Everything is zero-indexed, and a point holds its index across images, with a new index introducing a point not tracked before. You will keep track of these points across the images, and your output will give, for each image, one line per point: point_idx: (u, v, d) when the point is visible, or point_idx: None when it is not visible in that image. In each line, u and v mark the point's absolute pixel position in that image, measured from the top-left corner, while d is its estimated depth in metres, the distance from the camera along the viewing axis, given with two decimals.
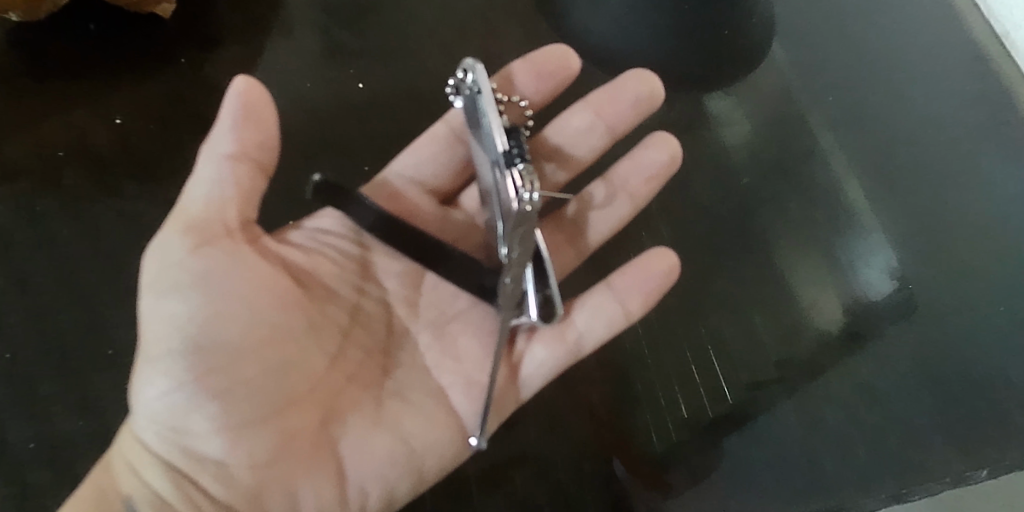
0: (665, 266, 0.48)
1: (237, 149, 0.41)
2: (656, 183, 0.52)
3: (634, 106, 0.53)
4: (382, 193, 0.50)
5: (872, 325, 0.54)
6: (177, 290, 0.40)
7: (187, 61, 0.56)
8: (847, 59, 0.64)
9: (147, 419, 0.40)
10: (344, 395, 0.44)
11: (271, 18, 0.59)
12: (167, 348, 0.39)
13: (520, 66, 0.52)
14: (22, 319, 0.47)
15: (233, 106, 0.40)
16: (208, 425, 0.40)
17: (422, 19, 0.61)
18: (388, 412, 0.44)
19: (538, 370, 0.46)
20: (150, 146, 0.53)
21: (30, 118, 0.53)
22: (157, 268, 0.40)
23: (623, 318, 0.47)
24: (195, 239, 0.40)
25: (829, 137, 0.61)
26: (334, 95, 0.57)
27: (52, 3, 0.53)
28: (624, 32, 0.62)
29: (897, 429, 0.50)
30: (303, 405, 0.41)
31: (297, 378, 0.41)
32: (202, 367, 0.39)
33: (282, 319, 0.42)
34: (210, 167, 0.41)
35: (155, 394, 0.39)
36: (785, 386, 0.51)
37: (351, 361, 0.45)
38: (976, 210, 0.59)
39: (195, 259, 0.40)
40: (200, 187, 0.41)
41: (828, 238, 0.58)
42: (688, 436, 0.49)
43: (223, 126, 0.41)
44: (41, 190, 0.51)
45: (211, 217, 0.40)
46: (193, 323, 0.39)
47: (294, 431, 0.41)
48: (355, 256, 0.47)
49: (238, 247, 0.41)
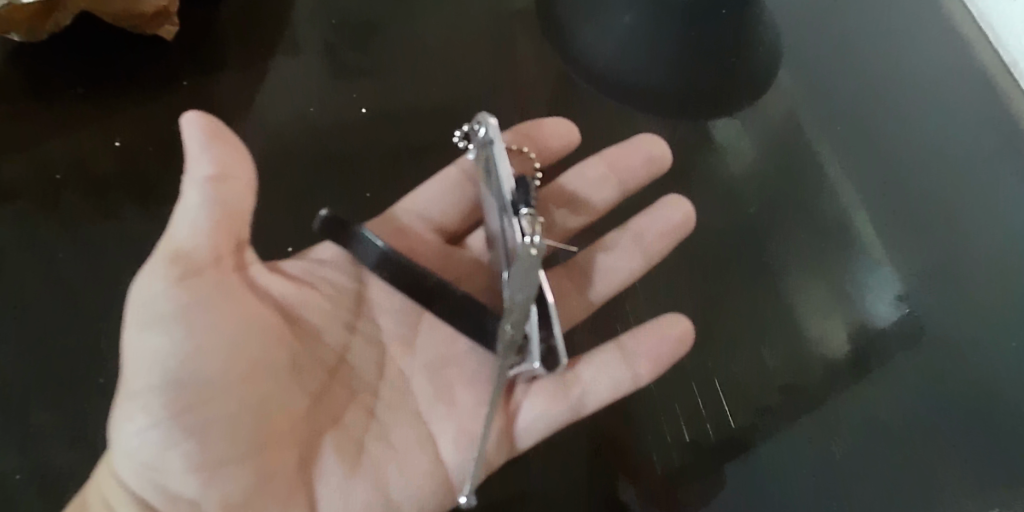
0: (679, 334, 0.48)
1: (218, 171, 0.40)
2: (670, 243, 0.52)
3: (645, 167, 0.55)
4: (391, 233, 0.51)
5: (881, 356, 0.53)
6: (160, 323, 0.39)
7: (189, 85, 0.56)
8: (859, 87, 0.64)
9: (126, 458, 0.39)
10: (326, 434, 0.43)
11: (277, 40, 0.59)
12: (148, 383, 0.38)
13: (534, 126, 0.54)
14: (17, 342, 0.46)
15: (197, 133, 0.40)
16: (184, 465, 0.38)
17: (430, 41, 0.61)
18: (375, 454, 0.44)
19: (536, 423, 0.46)
20: (151, 168, 0.52)
21: (29, 138, 0.52)
22: (143, 301, 0.39)
23: (630, 381, 0.47)
24: (181, 269, 0.39)
25: (837, 169, 0.60)
26: (338, 119, 0.56)
27: (53, 23, 0.53)
28: (631, 58, 0.62)
29: (914, 464, 0.49)
30: (285, 446, 0.41)
31: (276, 417, 0.41)
32: (181, 404, 0.38)
33: (268, 355, 0.41)
34: (194, 192, 0.40)
35: (133, 432, 0.38)
36: (792, 416, 0.50)
37: (335, 400, 0.44)
38: (988, 244, 0.59)
39: (181, 291, 0.39)
40: (184, 214, 0.40)
41: (837, 265, 0.56)
42: (691, 461, 0.48)
43: (196, 152, 0.40)
44: (39, 211, 0.50)
45: (195, 248, 0.40)
46: (175, 358, 0.38)
47: (273, 470, 0.40)
48: (351, 290, 0.48)
49: (224, 277, 0.41)
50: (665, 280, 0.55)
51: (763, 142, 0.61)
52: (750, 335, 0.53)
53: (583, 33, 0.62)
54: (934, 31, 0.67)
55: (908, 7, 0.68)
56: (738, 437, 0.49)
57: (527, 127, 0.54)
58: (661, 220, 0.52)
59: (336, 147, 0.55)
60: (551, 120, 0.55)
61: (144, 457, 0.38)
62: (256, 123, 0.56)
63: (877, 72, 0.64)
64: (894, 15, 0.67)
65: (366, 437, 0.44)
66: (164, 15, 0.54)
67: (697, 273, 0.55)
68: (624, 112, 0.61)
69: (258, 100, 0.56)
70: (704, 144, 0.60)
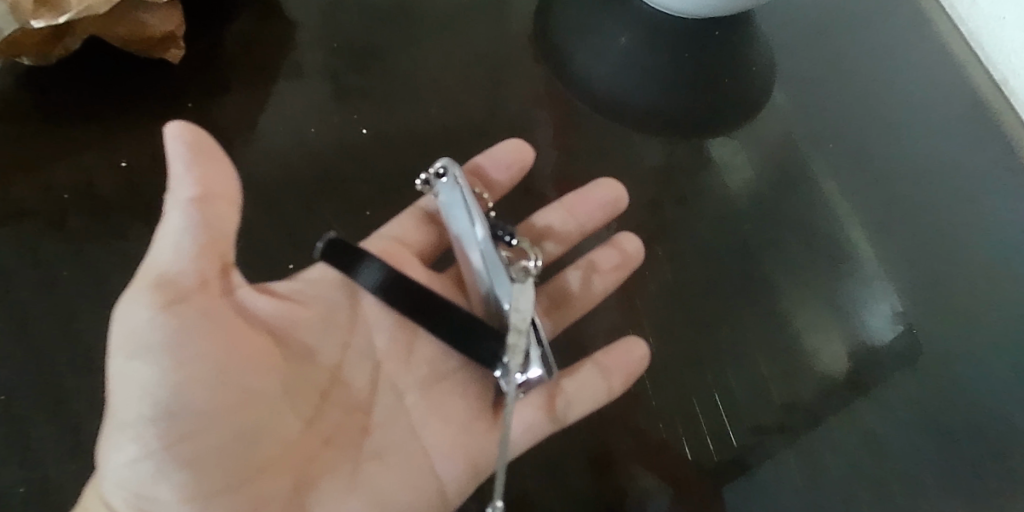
0: (639, 355, 0.50)
1: (201, 192, 0.41)
2: (623, 272, 0.54)
3: (601, 210, 0.56)
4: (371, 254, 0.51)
5: (880, 373, 0.53)
6: (147, 351, 0.39)
7: (192, 106, 0.57)
8: (853, 103, 0.64)
9: (114, 488, 0.39)
10: (320, 458, 0.44)
11: (280, 63, 0.61)
12: (137, 415, 0.39)
13: (487, 160, 0.54)
14: (18, 359, 0.47)
15: (178, 150, 0.41)
16: (175, 496, 0.39)
17: (427, 62, 0.62)
18: (365, 472, 0.44)
19: (521, 435, 0.48)
20: (154, 188, 0.54)
21: (38, 158, 0.54)
22: (128, 329, 0.40)
23: (605, 393, 0.49)
24: (167, 296, 0.40)
25: (832, 187, 0.61)
26: (338, 138, 0.58)
27: (63, 48, 0.55)
28: (625, 81, 0.63)
29: (906, 482, 0.49)
30: (278, 472, 0.42)
31: (267, 444, 0.41)
32: (173, 435, 0.39)
33: (255, 382, 0.42)
34: (178, 214, 0.41)
35: (123, 462, 0.39)
36: (789, 433, 0.50)
37: (329, 421, 0.45)
38: (982, 260, 0.59)
39: (166, 317, 0.40)
40: (169, 236, 0.41)
41: (832, 285, 0.57)
42: (696, 479, 0.48)
43: (179, 172, 0.41)
44: (45, 229, 0.51)
45: (177, 274, 0.40)
46: (164, 388, 0.39)
47: (264, 496, 0.41)
48: (344, 307, 0.48)
49: (210, 300, 0.41)
50: (659, 295, 0.55)
51: (762, 161, 0.61)
52: (743, 352, 0.53)
53: (576, 59, 0.64)
54: (926, 51, 0.68)
55: (899, 27, 0.69)
56: (738, 454, 0.49)
57: (478, 167, 0.54)
58: (615, 258, 0.54)
59: (335, 168, 0.56)
60: (499, 157, 0.55)
61: (135, 487, 0.39)
62: (257, 143, 0.57)
63: (867, 90, 0.65)
64: (885, 34, 0.69)
65: (363, 454, 0.45)
66: (171, 39, 0.56)
67: (692, 286, 0.55)
68: (619, 131, 0.61)
69: (261, 122, 0.58)
70: (701, 162, 0.61)
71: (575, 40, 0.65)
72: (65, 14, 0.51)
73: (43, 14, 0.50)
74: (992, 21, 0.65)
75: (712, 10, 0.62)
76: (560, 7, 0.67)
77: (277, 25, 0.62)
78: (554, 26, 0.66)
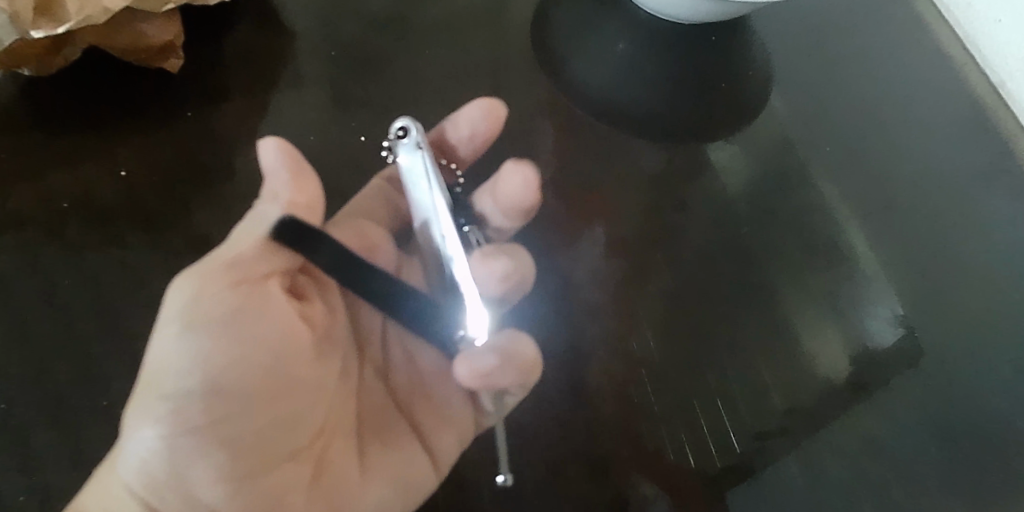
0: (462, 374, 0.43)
1: (298, 198, 0.43)
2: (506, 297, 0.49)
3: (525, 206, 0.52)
4: (343, 229, 0.51)
5: (881, 377, 0.53)
6: (203, 326, 0.41)
7: (192, 114, 0.57)
8: (849, 107, 0.65)
9: (139, 457, 0.41)
10: (332, 449, 0.46)
11: (278, 70, 0.61)
12: (187, 389, 0.41)
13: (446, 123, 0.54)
14: (17, 367, 0.47)
15: (284, 155, 0.43)
16: (210, 475, 0.41)
17: (426, 68, 0.63)
18: (374, 461, 0.47)
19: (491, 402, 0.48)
20: (154, 196, 0.54)
21: (37, 167, 0.54)
22: (190, 305, 0.41)
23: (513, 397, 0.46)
24: (235, 281, 0.42)
25: (830, 193, 0.61)
26: (337, 146, 0.58)
27: (63, 58, 0.55)
28: (622, 86, 0.63)
29: (912, 484, 0.49)
30: (300, 461, 0.44)
31: (297, 435, 0.44)
32: (216, 414, 0.41)
33: (301, 375, 0.44)
34: (274, 210, 0.43)
35: (157, 432, 0.41)
36: (791, 436, 0.50)
37: (341, 415, 0.47)
38: (983, 262, 0.59)
39: (227, 302, 0.42)
40: (258, 229, 0.43)
41: (834, 288, 0.56)
42: (700, 484, 0.48)
43: (283, 172, 0.43)
44: (45, 238, 0.51)
45: (247, 264, 0.42)
46: (216, 368, 0.41)
47: (285, 484, 0.43)
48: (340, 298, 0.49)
49: (274, 293, 0.43)
50: (657, 296, 0.55)
51: (759, 164, 0.61)
52: (745, 355, 0.53)
53: (574, 65, 0.64)
54: (923, 54, 0.68)
55: (893, 30, 0.69)
56: (741, 459, 0.49)
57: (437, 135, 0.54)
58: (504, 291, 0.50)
59: (334, 175, 0.57)
60: (446, 124, 0.54)
61: (164, 460, 0.41)
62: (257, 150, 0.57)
63: (864, 94, 0.65)
64: (881, 38, 0.69)
65: (369, 448, 0.48)
66: (170, 48, 0.57)
67: (691, 290, 0.55)
68: (616, 135, 0.61)
69: (259, 129, 0.58)
70: (699, 166, 0.61)
71: (572, 46, 0.65)
72: (65, 25, 0.51)
73: (42, 25, 0.50)
74: (987, 23, 0.65)
75: (708, 15, 0.62)
76: (556, 13, 0.67)
77: (276, 33, 0.63)
78: (551, 32, 0.66)
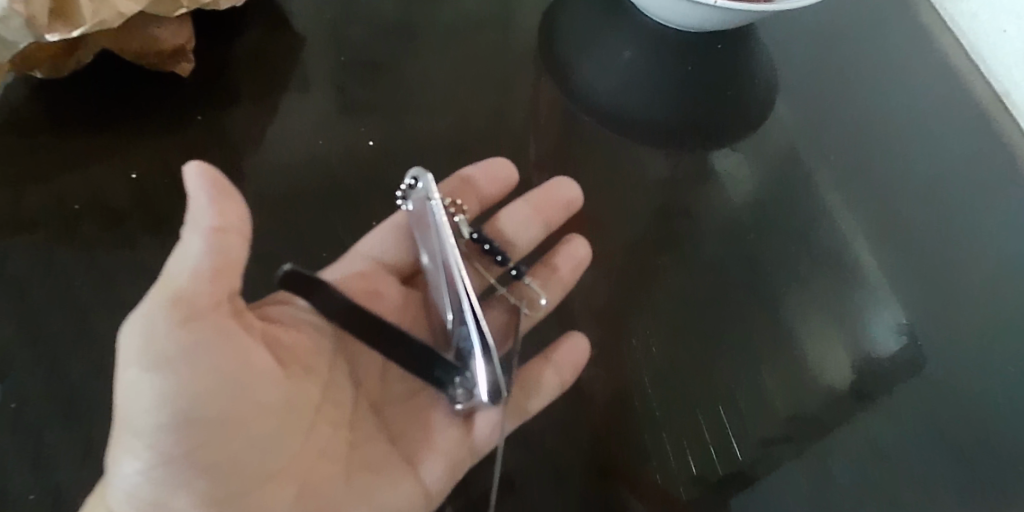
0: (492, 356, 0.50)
1: (221, 222, 0.40)
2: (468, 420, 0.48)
3: (566, 203, 0.57)
4: (347, 276, 0.52)
5: (884, 385, 0.53)
6: (162, 362, 0.39)
7: (202, 119, 0.58)
8: (854, 120, 0.65)
9: (123, 493, 0.40)
10: (317, 466, 0.45)
11: (288, 75, 0.62)
12: (154, 424, 0.39)
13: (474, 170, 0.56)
14: (29, 365, 0.48)
15: (204, 187, 0.40)
16: (191, 503, 0.40)
17: (434, 73, 0.63)
18: (365, 485, 0.46)
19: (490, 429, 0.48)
20: (164, 200, 0.54)
21: (49, 168, 0.54)
22: (138, 343, 0.39)
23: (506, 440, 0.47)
24: (182, 313, 0.39)
25: (836, 203, 0.61)
26: (346, 150, 0.58)
27: (75, 60, 0.56)
28: (628, 92, 0.64)
29: (914, 490, 0.50)
30: (284, 478, 0.43)
31: (275, 456, 0.43)
32: (187, 444, 0.40)
33: (264, 396, 0.42)
34: (197, 240, 0.40)
35: (135, 469, 0.40)
36: (794, 444, 0.50)
37: (321, 437, 0.46)
38: (987, 274, 0.60)
39: (181, 333, 0.39)
40: (183, 259, 0.40)
41: (833, 302, 0.57)
42: (702, 492, 0.48)
43: (200, 201, 0.40)
44: (57, 239, 0.52)
45: (190, 293, 0.39)
46: (179, 400, 0.39)
47: (273, 499, 0.43)
48: (331, 331, 0.49)
49: (224, 321, 0.41)
50: (663, 303, 0.55)
51: (764, 173, 0.62)
52: (749, 361, 0.53)
53: (580, 72, 0.65)
54: (929, 66, 0.69)
55: (899, 41, 0.70)
56: (744, 466, 0.49)
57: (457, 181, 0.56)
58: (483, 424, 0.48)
59: (342, 180, 0.57)
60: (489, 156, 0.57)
61: (146, 493, 0.40)
62: (267, 154, 0.58)
63: (869, 107, 0.66)
64: (886, 50, 0.69)
65: (354, 469, 0.46)
66: (182, 52, 0.57)
67: (696, 295, 0.55)
68: (622, 143, 0.62)
69: (268, 135, 0.59)
70: (704, 172, 0.61)
71: (579, 52, 0.66)
72: (79, 28, 0.52)
73: (57, 28, 0.51)
74: (994, 32, 0.66)
75: (715, 24, 0.62)
76: (563, 20, 0.68)
77: (286, 37, 0.63)
78: (557, 39, 0.67)
